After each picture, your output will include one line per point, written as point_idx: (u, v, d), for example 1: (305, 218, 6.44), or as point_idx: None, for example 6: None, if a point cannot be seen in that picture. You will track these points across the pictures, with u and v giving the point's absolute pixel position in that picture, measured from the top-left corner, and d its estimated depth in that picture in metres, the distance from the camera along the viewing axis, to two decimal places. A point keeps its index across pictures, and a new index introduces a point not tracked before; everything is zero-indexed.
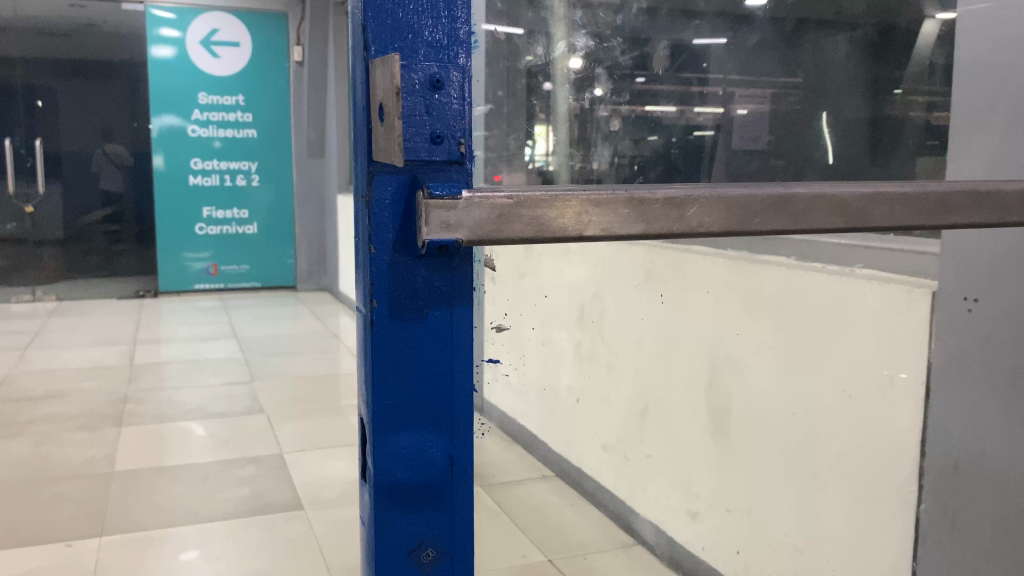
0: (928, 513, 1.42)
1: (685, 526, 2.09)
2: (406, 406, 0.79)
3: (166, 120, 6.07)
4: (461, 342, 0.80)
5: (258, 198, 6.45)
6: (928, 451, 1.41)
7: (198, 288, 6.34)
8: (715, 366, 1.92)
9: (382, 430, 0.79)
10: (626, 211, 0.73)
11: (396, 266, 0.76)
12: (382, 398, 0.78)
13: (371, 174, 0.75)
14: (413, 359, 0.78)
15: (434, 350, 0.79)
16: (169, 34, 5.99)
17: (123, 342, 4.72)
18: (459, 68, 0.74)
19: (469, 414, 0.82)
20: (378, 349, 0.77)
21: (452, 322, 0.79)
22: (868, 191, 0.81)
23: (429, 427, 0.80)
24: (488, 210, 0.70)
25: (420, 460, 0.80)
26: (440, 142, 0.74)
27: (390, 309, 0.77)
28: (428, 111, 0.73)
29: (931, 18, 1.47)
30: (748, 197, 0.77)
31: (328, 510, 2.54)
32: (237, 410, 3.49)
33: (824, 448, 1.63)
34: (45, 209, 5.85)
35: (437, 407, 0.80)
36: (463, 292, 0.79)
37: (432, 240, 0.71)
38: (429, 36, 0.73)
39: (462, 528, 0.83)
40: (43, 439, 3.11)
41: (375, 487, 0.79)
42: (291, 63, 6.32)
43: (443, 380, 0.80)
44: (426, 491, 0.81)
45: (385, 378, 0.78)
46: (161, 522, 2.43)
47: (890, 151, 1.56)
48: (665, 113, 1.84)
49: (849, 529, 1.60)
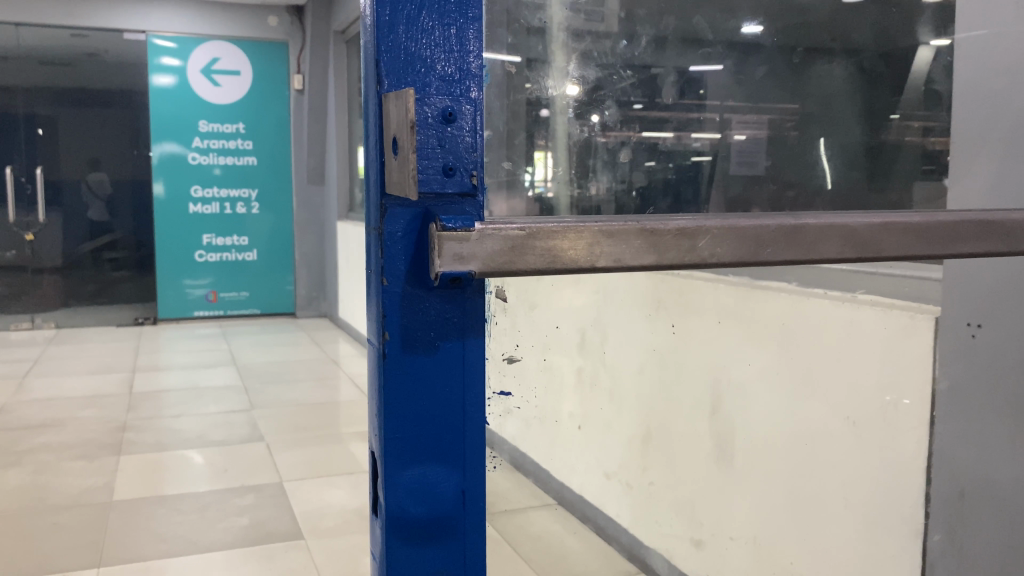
0: (936, 540, 1.42)
1: (690, 554, 2.08)
2: (419, 438, 0.78)
3: (166, 147, 6.11)
4: (472, 373, 0.80)
5: (258, 226, 6.46)
6: (934, 478, 1.41)
7: (197, 314, 6.34)
8: (719, 392, 1.92)
9: (392, 464, 0.78)
10: (638, 243, 0.73)
11: (407, 297, 0.76)
12: (393, 430, 0.78)
13: (384, 207, 0.75)
14: (422, 392, 0.78)
15: (445, 383, 0.78)
16: (169, 63, 6.05)
17: (122, 369, 4.70)
18: (471, 102, 0.75)
19: (480, 447, 0.82)
20: (389, 383, 0.77)
21: (464, 354, 0.79)
22: (877, 220, 0.81)
23: (440, 461, 0.79)
24: (501, 241, 0.71)
25: (431, 494, 0.79)
26: (453, 174, 0.75)
27: (401, 341, 0.76)
28: (440, 144, 0.74)
29: (927, 44, 1.58)
30: (759, 228, 0.77)
31: (329, 539, 2.52)
32: (237, 438, 3.48)
33: (828, 476, 1.63)
34: (45, 237, 5.87)
35: (449, 439, 0.79)
36: (475, 324, 0.79)
37: (444, 273, 0.71)
38: (441, 70, 0.74)
39: (475, 562, 0.82)
40: (42, 468, 3.09)
41: (386, 523, 0.78)
42: (293, 91, 6.36)
43: (457, 413, 0.79)
44: (438, 526, 0.80)
45: (395, 412, 0.77)
46: (161, 551, 2.41)
47: (887, 174, 1.64)
48: (662, 139, 1.83)
49: (854, 557, 1.59)
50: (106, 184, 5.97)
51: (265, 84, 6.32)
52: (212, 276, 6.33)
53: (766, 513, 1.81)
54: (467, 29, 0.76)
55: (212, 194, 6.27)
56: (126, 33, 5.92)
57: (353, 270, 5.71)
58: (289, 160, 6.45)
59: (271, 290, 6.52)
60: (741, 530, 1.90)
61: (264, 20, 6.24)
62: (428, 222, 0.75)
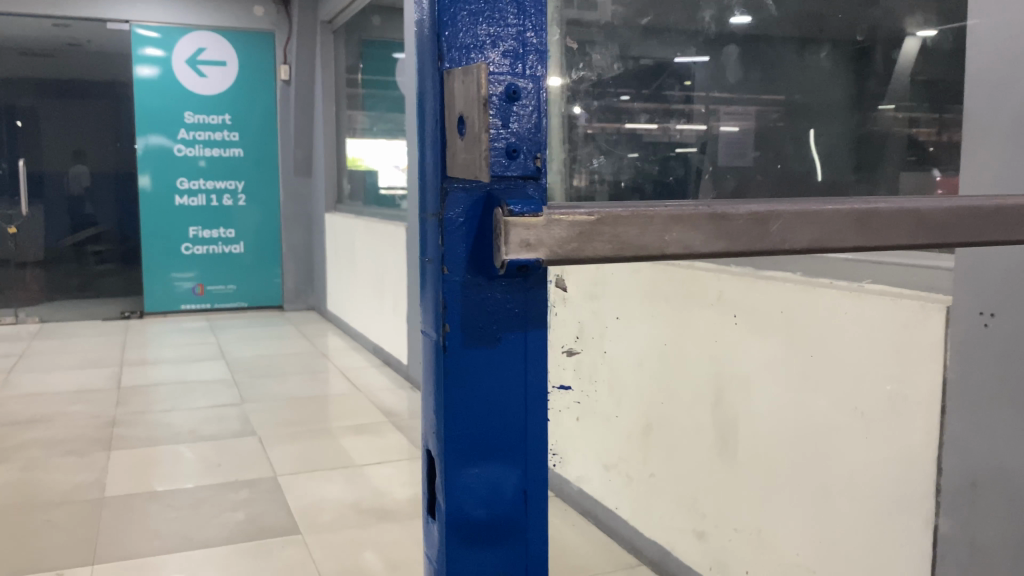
0: (946, 530, 1.41)
1: (691, 547, 2.07)
2: (480, 435, 0.76)
3: (151, 139, 6.04)
4: (534, 367, 0.78)
5: (245, 219, 6.38)
6: (944, 467, 1.40)
7: (184, 308, 6.28)
8: (722, 384, 1.90)
9: (453, 462, 0.76)
10: (708, 228, 0.71)
11: (470, 285, 0.74)
12: (455, 427, 0.76)
13: (445, 190, 0.73)
14: (483, 388, 0.76)
15: (507, 376, 0.76)
16: (153, 53, 5.95)
17: (110, 364, 4.65)
18: (531, 79, 0.73)
19: (543, 445, 0.80)
20: (450, 377, 0.75)
21: (525, 346, 0.77)
22: (944, 205, 0.79)
23: (502, 459, 0.77)
24: (569, 227, 0.68)
25: (494, 494, 0.78)
26: (516, 156, 0.72)
27: (462, 334, 0.74)
28: (503, 123, 0.71)
29: (913, 36, 1.58)
30: (832, 213, 0.74)
31: (325, 534, 2.49)
32: (228, 433, 3.44)
33: (833, 467, 1.62)
34: (28, 230, 5.82)
35: (511, 436, 0.77)
36: (537, 316, 0.76)
37: (511, 260, 0.69)
38: (504, 47, 0.73)
39: (538, 564, 0.80)
40: (30, 465, 3.04)
41: (447, 524, 0.76)
42: (279, 82, 6.28)
43: (521, 412, 0.77)
44: (500, 527, 0.78)
45: (454, 409, 0.75)
46: (156, 548, 2.38)
47: (875, 164, 1.64)
48: (647, 129, 2.07)
49: (862, 545, 1.58)
50: (85, 177, 5.90)
51: (251, 75, 6.23)
52: (199, 269, 6.27)
53: (772, 505, 1.80)
54: (528, 5, 0.74)
55: (198, 186, 6.21)
56: (110, 23, 5.85)
57: (343, 263, 5.66)
58: (276, 153, 6.38)
59: (258, 283, 6.46)
60: (745, 521, 1.89)
61: (250, 10, 6.16)
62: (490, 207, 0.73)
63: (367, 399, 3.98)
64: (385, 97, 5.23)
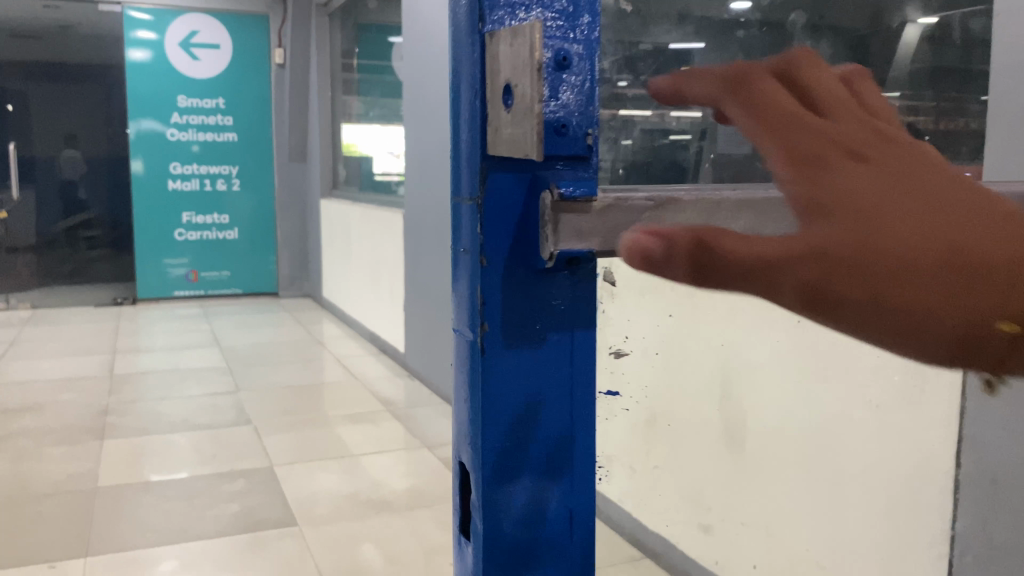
0: (965, 526, 1.37)
1: (697, 540, 2.04)
2: (524, 448, 0.72)
3: (144, 124, 5.96)
4: (580, 374, 0.73)
5: (238, 205, 6.31)
6: (963, 462, 1.36)
7: (177, 294, 6.22)
8: (729, 375, 1.86)
9: (494, 477, 0.71)
10: None
11: (514, 278, 0.69)
12: (497, 439, 0.71)
13: (487, 171, 0.67)
14: (529, 395, 0.71)
15: (554, 383, 0.72)
16: (145, 36, 5.86)
17: (102, 351, 4.59)
18: (582, 42, 0.67)
19: (588, 458, 0.75)
20: (493, 383, 0.70)
21: (572, 349, 0.72)
22: None
23: (547, 473, 0.72)
24: (626, 215, 0.64)
25: (537, 510, 0.73)
26: (566, 132, 0.67)
27: (506, 336, 0.70)
28: (553, 94, 0.65)
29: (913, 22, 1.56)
30: None
31: (322, 526, 2.45)
32: (222, 422, 3.39)
33: (846, 461, 1.59)
34: (17, 216, 5.73)
35: (555, 449, 0.72)
36: (585, 317, 0.73)
37: (562, 251, 0.66)
38: (555, 7, 0.66)
39: None
40: (21, 455, 2.99)
41: (486, 544, 0.71)
42: (274, 66, 6.18)
43: (564, 419, 0.73)
44: (543, 547, 0.73)
45: (492, 417, 0.70)
46: (149, 541, 2.33)
47: None
48: None
49: (876, 541, 1.55)
50: (78, 162, 5.82)
51: (245, 59, 6.15)
52: (192, 255, 6.21)
53: (781, 499, 1.76)
54: None
55: (191, 170, 6.15)
56: (102, 5, 5.78)
57: (338, 250, 5.60)
58: (271, 138, 6.31)
59: (252, 270, 6.40)
60: (754, 514, 1.85)
61: None
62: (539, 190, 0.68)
63: (363, 388, 3.94)
64: (380, 82, 5.16)
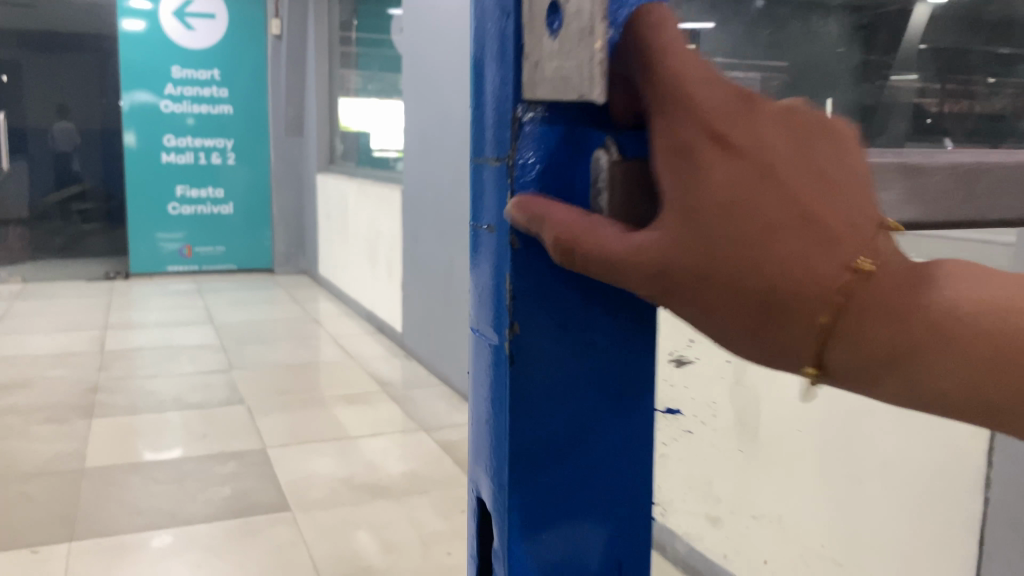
0: (996, 530, 1.29)
1: (704, 532, 1.97)
2: (567, 486, 0.64)
3: (138, 96, 5.81)
4: (634, 402, 0.66)
5: (233, 178, 6.20)
6: (996, 461, 1.28)
7: (171, 269, 6.13)
8: (742, 362, 1.78)
9: (530, 517, 0.63)
10: None
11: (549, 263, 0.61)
12: (537, 474, 0.63)
13: (522, 124, 0.59)
14: (575, 426, 0.63)
15: (603, 411, 0.64)
16: (140, 6, 5.69)
17: (93, 326, 4.50)
18: None
19: (638, 500, 0.67)
20: (533, 407, 0.62)
21: (625, 373, 0.65)
22: None
23: (590, 515, 0.65)
24: None
25: (577, 555, 0.65)
26: None
27: (550, 353, 0.62)
28: None
29: None
30: None
31: (315, 512, 2.37)
32: (215, 401, 3.31)
33: (867, 455, 1.51)
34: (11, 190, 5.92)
35: (603, 485, 0.65)
36: (639, 334, 0.65)
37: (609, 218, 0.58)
38: None
39: None
40: (7, 432, 2.91)
41: None
42: (270, 37, 6.00)
43: (611, 452, 0.65)
44: None
45: (526, 453, 0.62)
46: (137, 525, 2.26)
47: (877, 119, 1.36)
48: None
49: (895, 540, 1.47)
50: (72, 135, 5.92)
51: (242, 30, 5.99)
52: (187, 230, 6.10)
53: (795, 493, 1.68)
54: None
55: (185, 143, 6.01)
56: None
57: (334, 226, 5.50)
58: (267, 111, 6.16)
59: (248, 246, 6.30)
60: (765, 508, 1.77)
61: None
62: (576, 150, 0.60)
63: (359, 367, 3.85)
64: (378, 55, 5.02)
